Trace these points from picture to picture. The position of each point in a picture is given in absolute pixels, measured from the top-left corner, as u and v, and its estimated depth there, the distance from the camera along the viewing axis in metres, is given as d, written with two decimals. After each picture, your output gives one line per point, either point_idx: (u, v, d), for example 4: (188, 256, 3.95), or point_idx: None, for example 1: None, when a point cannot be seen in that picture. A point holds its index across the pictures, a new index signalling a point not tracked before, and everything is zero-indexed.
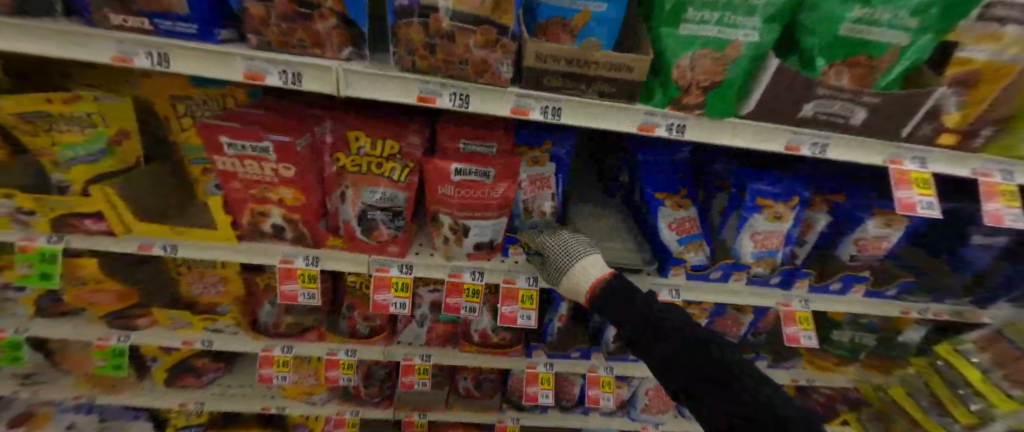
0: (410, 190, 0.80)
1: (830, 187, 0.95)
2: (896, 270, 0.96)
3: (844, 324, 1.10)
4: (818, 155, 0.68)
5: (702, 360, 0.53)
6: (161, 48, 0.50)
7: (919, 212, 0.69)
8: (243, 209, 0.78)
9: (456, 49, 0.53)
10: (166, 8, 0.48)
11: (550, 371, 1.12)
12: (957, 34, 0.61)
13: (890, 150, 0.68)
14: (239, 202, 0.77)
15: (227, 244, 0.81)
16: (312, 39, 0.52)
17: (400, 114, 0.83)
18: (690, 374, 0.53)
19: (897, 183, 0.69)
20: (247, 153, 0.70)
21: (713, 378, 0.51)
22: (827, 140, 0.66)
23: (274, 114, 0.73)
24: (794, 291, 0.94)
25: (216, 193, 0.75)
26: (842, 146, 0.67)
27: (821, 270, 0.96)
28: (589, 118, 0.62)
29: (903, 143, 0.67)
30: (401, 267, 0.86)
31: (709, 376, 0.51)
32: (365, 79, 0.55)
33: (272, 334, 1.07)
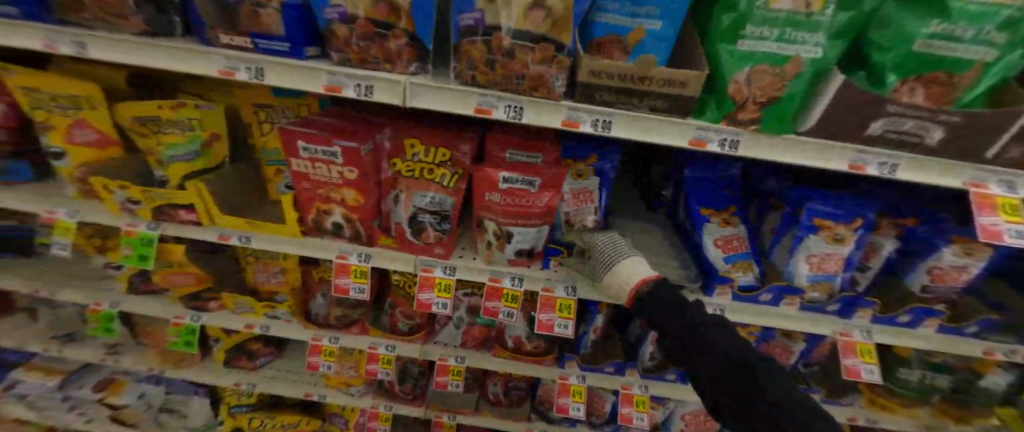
0: (458, 196, 0.84)
1: (899, 210, 0.88)
2: (979, 305, 0.86)
3: (914, 362, 1.00)
4: (886, 176, 0.63)
5: (750, 382, 0.50)
6: (258, 65, 0.58)
7: (1006, 241, 0.63)
8: (311, 207, 0.85)
9: (515, 65, 0.56)
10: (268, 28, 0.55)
11: (582, 384, 1.11)
12: None
13: (970, 173, 0.62)
14: (307, 201, 0.85)
15: (292, 239, 0.88)
16: (385, 55, 0.58)
17: (453, 124, 0.88)
18: (736, 395, 0.51)
19: (979, 209, 0.63)
20: (319, 157, 0.77)
21: (761, 402, 0.48)
22: (897, 160, 0.62)
23: (343, 123, 0.80)
24: (854, 321, 0.88)
25: (288, 191, 0.83)
26: (915, 168, 0.63)
27: (886, 300, 0.89)
28: (641, 131, 0.62)
29: (986, 166, 0.62)
30: (445, 268, 0.89)
31: (756, 400, 0.49)
32: (427, 93, 0.59)
33: (322, 324, 1.14)
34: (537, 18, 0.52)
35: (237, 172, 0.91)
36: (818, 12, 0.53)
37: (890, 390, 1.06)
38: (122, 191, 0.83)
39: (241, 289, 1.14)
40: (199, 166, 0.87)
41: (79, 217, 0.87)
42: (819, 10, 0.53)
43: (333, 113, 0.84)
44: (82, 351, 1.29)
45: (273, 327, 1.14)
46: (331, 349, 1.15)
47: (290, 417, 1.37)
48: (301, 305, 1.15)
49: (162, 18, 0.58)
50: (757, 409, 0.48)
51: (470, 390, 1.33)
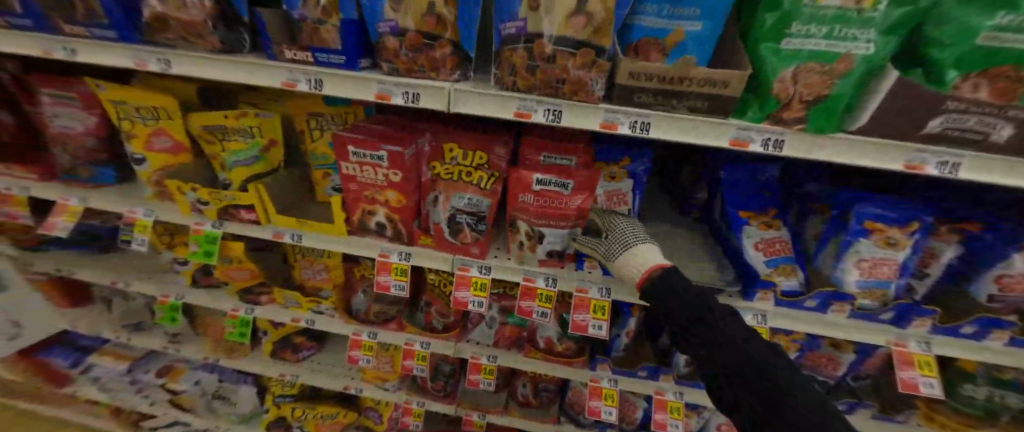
0: (494, 198, 0.86)
1: (961, 214, 0.83)
2: None
3: (979, 378, 0.93)
4: (947, 175, 0.60)
5: (777, 387, 0.43)
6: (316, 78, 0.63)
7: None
8: (356, 207, 0.90)
9: (554, 70, 0.58)
10: (327, 42, 0.60)
11: (614, 388, 1.11)
12: None
13: None
14: (354, 201, 0.90)
15: (340, 239, 0.94)
16: (431, 64, 0.61)
17: (489, 129, 0.90)
18: (758, 400, 0.43)
19: None
20: (366, 160, 0.82)
21: (787, 409, 0.41)
22: (959, 159, 0.59)
23: (388, 128, 0.85)
24: (910, 331, 0.83)
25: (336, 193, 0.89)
26: (982, 167, 0.58)
27: (946, 309, 0.83)
28: (681, 132, 0.62)
29: None
30: (481, 268, 0.92)
31: (783, 408, 0.41)
32: (469, 100, 0.61)
33: (361, 320, 1.20)
34: (577, 24, 0.54)
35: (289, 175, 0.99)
36: (869, 8, 0.52)
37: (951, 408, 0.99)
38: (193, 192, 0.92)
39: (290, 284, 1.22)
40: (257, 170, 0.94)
41: (155, 215, 0.97)
42: (870, 7, 0.52)
43: (378, 120, 0.89)
44: (150, 339, 1.42)
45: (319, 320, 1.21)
46: (370, 344, 1.20)
47: (329, 408, 1.44)
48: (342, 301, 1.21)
49: (233, 35, 0.64)
50: (784, 419, 0.40)
51: (499, 389, 1.36)
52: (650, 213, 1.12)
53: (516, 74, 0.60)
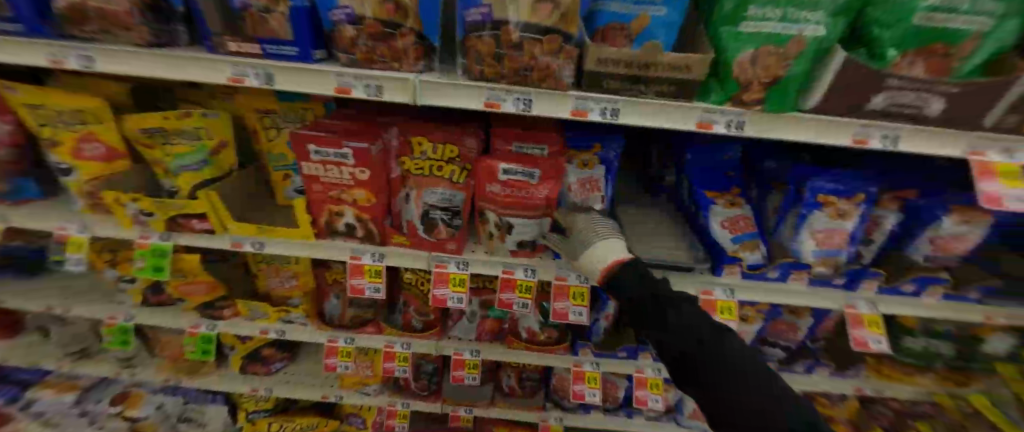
0: (469, 192, 0.85)
1: (901, 184, 0.89)
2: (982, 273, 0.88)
3: (917, 331, 1.02)
4: (889, 148, 0.64)
5: (741, 367, 0.44)
6: (266, 72, 0.58)
7: (1007, 205, 0.64)
8: (322, 209, 0.85)
9: (522, 58, 0.57)
10: (276, 33, 0.56)
11: (597, 371, 1.11)
12: None
13: (968, 142, 0.64)
14: (319, 203, 0.85)
15: (306, 244, 0.89)
16: (393, 55, 0.58)
17: (459, 121, 0.88)
18: (721, 374, 0.44)
19: (978, 175, 0.65)
20: (330, 159, 0.78)
21: (750, 382, 0.43)
22: (898, 132, 0.63)
23: (351, 124, 0.81)
24: (860, 293, 0.89)
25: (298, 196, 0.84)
26: (916, 138, 0.64)
27: (890, 270, 0.90)
28: (648, 117, 0.62)
29: (985, 134, 0.63)
30: (458, 264, 0.89)
31: (746, 381, 0.43)
32: (437, 92, 0.59)
33: (336, 325, 1.15)
34: (544, 11, 0.53)
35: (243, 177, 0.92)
36: None
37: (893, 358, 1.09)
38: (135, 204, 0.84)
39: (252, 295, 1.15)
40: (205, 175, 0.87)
41: (92, 231, 0.88)
42: None
43: (338, 116, 0.84)
44: (98, 366, 1.30)
45: (286, 332, 1.13)
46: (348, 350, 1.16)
47: (307, 420, 1.39)
48: (314, 308, 1.16)
49: None
50: (749, 398, 0.42)
51: (483, 382, 1.32)
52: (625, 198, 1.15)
53: (484, 61, 0.57)
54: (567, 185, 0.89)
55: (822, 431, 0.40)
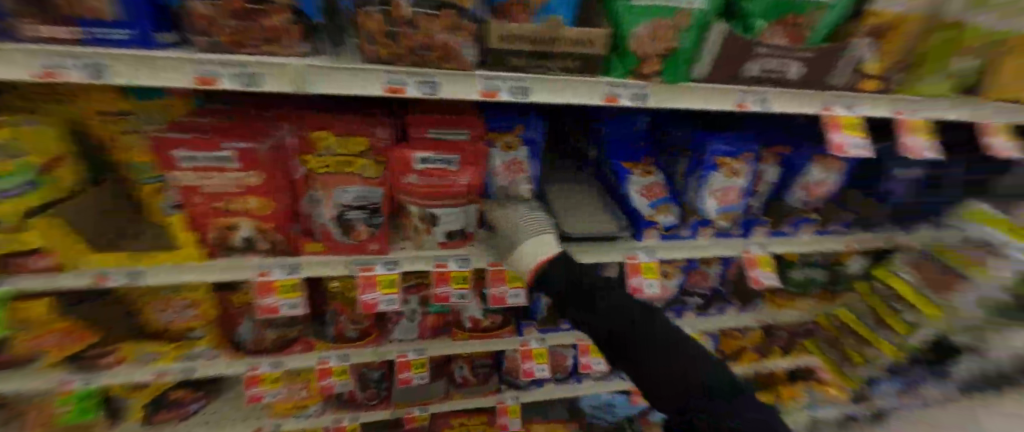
0: (387, 186, 0.79)
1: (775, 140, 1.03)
2: (836, 209, 1.07)
3: (798, 263, 1.20)
4: (764, 110, 0.73)
5: (667, 340, 0.55)
6: (96, 66, 0.46)
7: (849, 150, 0.77)
8: (209, 223, 0.73)
9: (415, 36, 0.53)
10: (98, 13, 0.44)
11: (543, 346, 1.16)
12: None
13: (822, 100, 0.74)
14: (203, 216, 0.72)
15: (201, 267, 0.76)
16: (263, 38, 0.50)
17: (365, 112, 0.81)
18: (657, 349, 0.54)
19: (832, 127, 0.77)
20: (209, 165, 0.67)
21: (678, 351, 0.54)
22: (770, 95, 0.71)
23: (229, 121, 0.71)
24: (752, 238, 1.03)
25: (176, 212, 0.70)
26: (785, 100, 0.73)
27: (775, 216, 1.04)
28: (555, 94, 0.62)
29: (833, 93, 0.74)
30: (385, 263, 0.83)
31: (675, 350, 0.54)
32: (327, 78, 0.53)
33: (254, 351, 1.02)
34: None
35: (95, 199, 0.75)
36: None
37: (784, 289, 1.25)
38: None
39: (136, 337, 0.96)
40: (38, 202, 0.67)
41: None
42: None
43: (212, 115, 0.72)
44: None
45: (194, 370, 0.99)
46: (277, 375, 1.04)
47: None
48: (223, 338, 1.02)
49: None
50: (680, 366, 0.52)
51: (433, 379, 1.26)
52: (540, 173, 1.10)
53: (375, 41, 0.52)
54: (493, 170, 0.86)
55: (723, 375, 0.54)
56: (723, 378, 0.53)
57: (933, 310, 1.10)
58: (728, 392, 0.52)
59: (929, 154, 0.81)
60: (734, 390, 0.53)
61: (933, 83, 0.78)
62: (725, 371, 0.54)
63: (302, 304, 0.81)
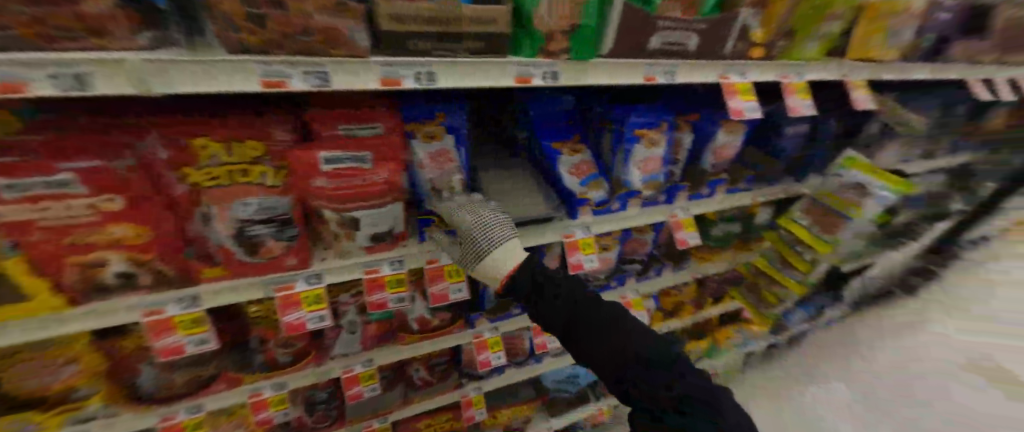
0: (298, 196, 0.69)
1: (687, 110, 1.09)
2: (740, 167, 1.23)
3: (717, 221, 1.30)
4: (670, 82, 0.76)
5: (609, 318, 0.56)
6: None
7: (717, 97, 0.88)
8: (63, 266, 0.55)
9: (294, 20, 0.44)
10: None
11: (496, 334, 1.12)
12: None
13: (720, 68, 0.80)
14: (52, 259, 0.53)
15: (65, 315, 0.58)
16: (85, 29, 0.36)
17: (254, 108, 0.68)
18: (597, 328, 0.56)
19: (729, 94, 0.82)
20: (46, 194, 0.50)
21: (620, 328, 0.55)
22: (674, 68, 0.75)
23: (64, 131, 0.53)
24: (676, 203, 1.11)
25: (9, 254, 0.51)
26: (687, 70, 0.77)
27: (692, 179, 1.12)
28: (463, 80, 0.59)
29: (728, 62, 0.80)
30: (306, 277, 0.74)
31: (618, 328, 0.55)
32: (185, 73, 0.42)
33: (162, 400, 0.78)
34: None
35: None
36: None
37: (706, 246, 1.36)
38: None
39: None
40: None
41: None
42: None
43: (44, 120, 0.53)
44: None
45: None
46: (192, 423, 0.81)
47: None
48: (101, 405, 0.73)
49: None
50: (619, 340, 0.54)
51: (389, 386, 1.11)
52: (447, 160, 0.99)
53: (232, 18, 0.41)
54: (419, 163, 0.78)
55: (668, 349, 0.54)
56: (662, 349, 0.53)
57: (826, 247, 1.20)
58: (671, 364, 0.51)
59: (807, 111, 0.90)
60: (676, 361, 0.52)
61: (808, 48, 0.87)
62: (671, 347, 0.54)
63: (213, 338, 0.68)
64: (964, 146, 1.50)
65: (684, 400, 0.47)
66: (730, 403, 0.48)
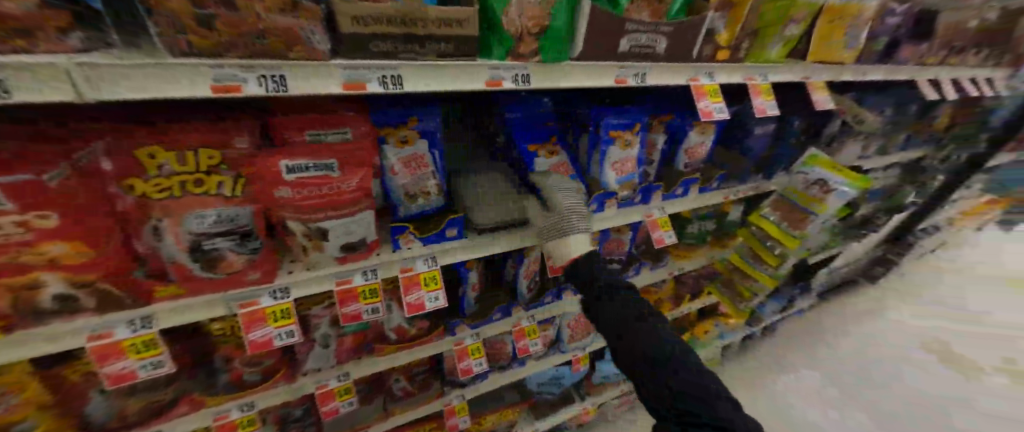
0: (407, 175, 0.90)
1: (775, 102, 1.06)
2: (797, 181, 1.46)
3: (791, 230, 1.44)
4: (723, 112, 0.98)
5: (630, 318, 0.83)
6: (113, 75, 0.43)
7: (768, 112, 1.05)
8: (294, 226, 0.74)
9: (414, 31, 0.55)
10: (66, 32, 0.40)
11: (532, 323, 1.32)
12: (792, 24, 1.01)
13: (745, 72, 1.03)
14: (305, 212, 0.74)
15: (301, 269, 0.81)
16: (283, 47, 0.49)
17: (397, 110, 0.86)
18: (620, 326, 0.83)
19: (754, 93, 1.04)
20: (307, 174, 0.71)
21: (634, 326, 0.82)
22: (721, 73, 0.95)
23: (304, 123, 0.73)
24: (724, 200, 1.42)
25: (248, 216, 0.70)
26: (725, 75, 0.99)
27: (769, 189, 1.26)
28: (554, 79, 0.75)
29: (751, 66, 1.03)
30: (426, 260, 0.92)
31: (632, 325, 0.82)
32: (328, 74, 0.54)
33: (312, 334, 1.01)
34: None
35: (198, 218, 0.65)
36: None
37: (771, 243, 1.49)
38: (60, 283, 0.59)
39: (219, 334, 0.91)
40: (133, 224, 0.63)
41: None
42: None
43: (281, 111, 0.72)
44: None
45: (217, 375, 0.92)
46: (348, 387, 1.06)
47: None
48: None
49: None
50: (629, 335, 0.81)
51: (474, 339, 1.23)
52: (491, 146, 1.17)
53: (361, 27, 0.52)
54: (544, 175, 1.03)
55: (663, 348, 0.77)
56: (662, 349, 0.77)
57: (792, 243, 1.44)
58: (657, 351, 0.77)
59: (830, 105, 1.20)
60: (677, 358, 0.76)
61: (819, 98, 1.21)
62: (668, 349, 0.77)
63: (381, 308, 0.89)
64: (931, 114, 2.07)
65: (661, 374, 0.75)
66: (697, 382, 0.73)
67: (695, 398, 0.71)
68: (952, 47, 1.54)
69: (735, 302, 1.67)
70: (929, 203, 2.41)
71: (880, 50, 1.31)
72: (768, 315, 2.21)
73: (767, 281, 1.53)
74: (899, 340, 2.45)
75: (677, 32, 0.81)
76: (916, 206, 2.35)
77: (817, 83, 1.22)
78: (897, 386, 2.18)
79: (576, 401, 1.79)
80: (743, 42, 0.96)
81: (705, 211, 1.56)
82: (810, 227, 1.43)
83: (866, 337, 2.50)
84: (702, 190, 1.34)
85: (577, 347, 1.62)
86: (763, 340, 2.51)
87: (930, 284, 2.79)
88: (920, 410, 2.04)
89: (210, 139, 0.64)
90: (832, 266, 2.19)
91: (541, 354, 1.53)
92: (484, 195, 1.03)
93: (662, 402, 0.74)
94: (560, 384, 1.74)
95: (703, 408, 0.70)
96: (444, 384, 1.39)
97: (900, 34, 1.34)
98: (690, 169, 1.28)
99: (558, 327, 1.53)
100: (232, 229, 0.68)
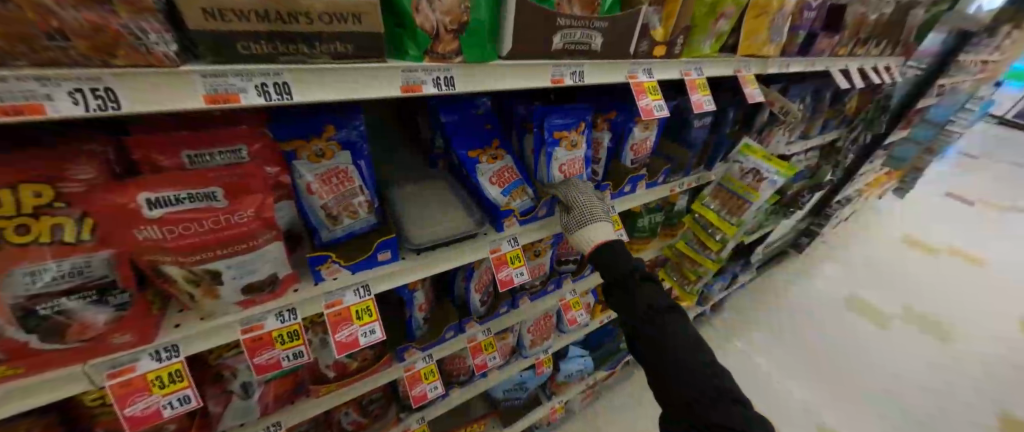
0: (327, 194, 0.76)
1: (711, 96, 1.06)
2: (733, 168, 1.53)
3: (732, 217, 1.53)
4: (660, 107, 0.95)
5: (638, 303, 0.87)
6: None
7: (706, 108, 1.05)
8: (170, 272, 0.59)
9: (299, 28, 0.45)
10: None
11: (490, 336, 1.23)
12: (722, 19, 1.01)
13: (682, 65, 1.01)
14: (184, 256, 0.58)
15: (195, 320, 0.66)
16: (99, 50, 0.37)
17: (304, 119, 0.71)
18: (628, 311, 0.88)
19: (691, 88, 1.03)
20: (183, 206, 0.56)
21: (641, 310, 0.86)
22: (652, 66, 0.93)
23: (177, 142, 0.59)
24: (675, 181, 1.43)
25: (104, 265, 0.54)
26: (661, 68, 0.95)
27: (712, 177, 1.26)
28: (479, 83, 0.66)
29: (687, 60, 1.01)
30: (357, 291, 0.80)
31: (639, 311, 0.86)
32: (181, 85, 0.42)
33: (225, 384, 0.85)
34: None
35: (29, 276, 0.48)
36: None
37: (714, 230, 1.57)
38: None
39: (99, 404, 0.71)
40: None
41: None
42: None
43: (144, 131, 0.58)
44: None
45: None
46: None
47: None
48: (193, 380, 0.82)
49: None
50: (634, 318, 0.87)
51: (428, 362, 1.12)
52: (428, 153, 1.06)
53: (221, 23, 0.41)
54: (488, 181, 0.93)
55: (664, 329, 0.83)
56: (663, 331, 0.83)
57: (732, 229, 1.52)
58: (659, 333, 0.83)
59: (761, 97, 1.22)
60: (674, 334, 0.82)
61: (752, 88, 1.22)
62: (669, 331, 0.82)
63: (305, 351, 0.77)
64: (850, 98, 2.22)
65: (658, 350, 0.82)
66: (686, 357, 0.79)
67: (685, 369, 0.78)
68: (858, 38, 1.66)
69: (683, 285, 1.76)
70: (838, 180, 2.68)
71: (800, 42, 1.37)
72: (715, 292, 2.30)
73: (713, 265, 1.60)
74: (818, 305, 2.81)
75: (612, 27, 0.76)
76: (831, 183, 2.58)
77: (749, 75, 1.23)
78: (819, 348, 2.48)
79: (543, 402, 1.74)
80: (678, 37, 0.94)
81: (654, 203, 1.51)
82: (747, 214, 1.51)
83: (796, 303, 2.80)
84: (650, 184, 1.33)
85: (538, 350, 1.55)
86: (712, 316, 2.60)
87: (840, 253, 3.36)
88: (840, 368, 2.37)
89: (40, 172, 0.49)
90: (767, 243, 2.32)
91: (501, 365, 1.45)
92: (414, 207, 0.94)
93: (655, 372, 0.83)
94: (525, 388, 1.66)
95: (686, 379, 0.78)
96: (400, 409, 1.28)
97: (817, 26, 1.41)
98: (636, 165, 1.24)
99: (518, 333, 1.46)
100: (83, 284, 0.53)
